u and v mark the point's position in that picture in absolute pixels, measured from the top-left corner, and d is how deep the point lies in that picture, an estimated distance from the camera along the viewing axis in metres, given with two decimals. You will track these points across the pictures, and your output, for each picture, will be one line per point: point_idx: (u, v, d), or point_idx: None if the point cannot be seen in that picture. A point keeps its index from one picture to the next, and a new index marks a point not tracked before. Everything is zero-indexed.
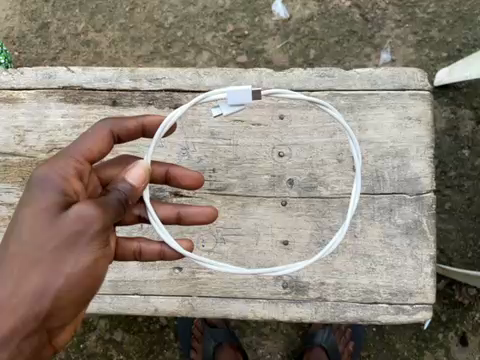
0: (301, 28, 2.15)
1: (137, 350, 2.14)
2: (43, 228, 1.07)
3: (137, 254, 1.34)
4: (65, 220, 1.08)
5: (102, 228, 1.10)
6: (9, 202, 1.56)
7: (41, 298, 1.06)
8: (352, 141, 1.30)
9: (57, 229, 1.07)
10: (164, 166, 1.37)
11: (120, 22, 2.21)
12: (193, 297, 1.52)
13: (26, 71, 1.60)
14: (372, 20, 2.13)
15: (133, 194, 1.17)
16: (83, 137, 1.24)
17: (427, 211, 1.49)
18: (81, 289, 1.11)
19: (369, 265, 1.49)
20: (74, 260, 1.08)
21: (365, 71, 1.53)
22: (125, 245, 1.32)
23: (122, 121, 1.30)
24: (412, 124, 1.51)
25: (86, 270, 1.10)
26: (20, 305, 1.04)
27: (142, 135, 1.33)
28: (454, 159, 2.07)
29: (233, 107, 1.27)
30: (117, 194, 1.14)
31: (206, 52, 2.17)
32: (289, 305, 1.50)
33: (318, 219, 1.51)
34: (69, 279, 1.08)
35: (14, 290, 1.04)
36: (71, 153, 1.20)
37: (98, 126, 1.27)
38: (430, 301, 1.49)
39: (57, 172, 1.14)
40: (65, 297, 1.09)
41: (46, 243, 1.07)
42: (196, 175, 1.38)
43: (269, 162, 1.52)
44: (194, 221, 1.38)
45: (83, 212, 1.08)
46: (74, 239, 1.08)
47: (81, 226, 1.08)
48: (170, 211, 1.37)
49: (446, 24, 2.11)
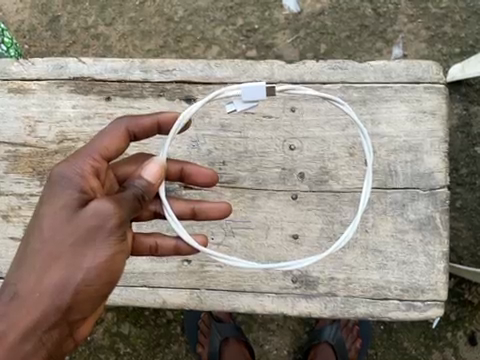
0: (312, 22, 2.13)
1: (144, 344, 2.13)
2: (62, 224, 1.10)
3: (154, 249, 1.32)
4: (82, 216, 1.09)
5: (118, 224, 1.10)
6: (20, 193, 1.56)
7: (60, 293, 1.08)
8: (364, 135, 1.30)
9: (74, 225, 1.09)
10: (179, 162, 1.36)
11: (130, 16, 2.20)
12: (202, 290, 1.51)
13: (36, 62, 1.59)
14: (385, 14, 2.11)
15: (150, 191, 1.17)
16: (100, 136, 1.22)
17: (440, 206, 1.48)
18: (102, 283, 1.11)
19: (380, 261, 1.48)
20: (92, 255, 1.09)
21: (379, 65, 1.51)
22: (140, 239, 1.31)
23: (139, 118, 1.27)
24: (427, 118, 1.49)
25: (105, 265, 1.10)
26: (40, 299, 1.07)
27: (158, 132, 1.30)
28: (466, 157, 2.05)
29: (246, 104, 1.28)
30: (133, 190, 1.14)
31: (215, 46, 2.16)
32: (298, 300, 1.49)
33: (328, 213, 1.49)
34: (88, 274, 1.09)
35: (35, 285, 1.08)
36: (88, 151, 1.19)
37: (114, 124, 1.25)
38: (442, 298, 1.47)
39: (76, 168, 1.14)
40: (85, 292, 1.09)
41: (64, 239, 1.09)
42: (211, 173, 1.37)
43: (280, 155, 1.51)
44: (209, 216, 1.37)
45: (100, 208, 1.09)
46: (92, 234, 1.09)
47: (98, 222, 1.09)
48: (186, 207, 1.36)
49: (460, 19, 2.08)
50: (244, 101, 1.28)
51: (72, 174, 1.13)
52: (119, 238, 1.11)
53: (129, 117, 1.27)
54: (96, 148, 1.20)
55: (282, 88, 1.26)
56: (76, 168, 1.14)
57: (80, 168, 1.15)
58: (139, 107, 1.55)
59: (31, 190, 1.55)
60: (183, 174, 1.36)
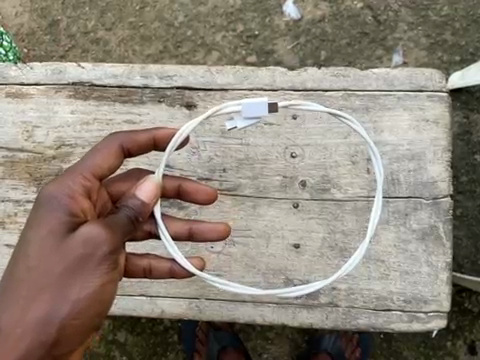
0: (312, 29, 2.11)
1: (140, 352, 2.10)
2: (51, 252, 1.06)
3: (148, 271, 1.31)
4: (72, 243, 1.06)
5: (109, 251, 1.07)
6: (16, 199, 1.54)
7: (47, 324, 1.03)
8: (376, 160, 1.29)
9: (63, 253, 1.06)
10: (177, 179, 1.34)
11: (129, 21, 2.18)
12: (201, 300, 1.49)
13: (35, 66, 1.57)
14: (385, 22, 2.09)
15: (144, 212, 1.15)
16: (94, 153, 1.21)
17: (444, 216, 1.46)
18: (89, 315, 1.07)
19: (383, 271, 1.46)
20: (81, 284, 1.05)
21: (381, 72, 1.49)
22: (135, 261, 1.30)
23: (135, 134, 1.26)
24: (430, 126, 1.47)
25: (94, 295, 1.07)
26: (27, 331, 1.02)
27: (154, 149, 1.29)
28: (466, 165, 2.03)
29: (248, 121, 1.27)
30: (126, 212, 1.13)
31: (215, 52, 2.14)
32: (299, 310, 1.47)
33: (330, 222, 1.47)
34: (76, 305, 1.05)
35: (21, 316, 1.03)
36: (81, 169, 1.18)
37: (109, 141, 1.24)
38: (445, 310, 1.45)
39: (66, 189, 1.13)
40: (74, 323, 1.05)
41: (53, 268, 1.05)
42: (210, 190, 1.35)
43: (281, 162, 1.49)
44: (205, 238, 1.35)
45: (90, 235, 1.06)
46: (81, 262, 1.06)
47: (88, 249, 1.06)
48: (182, 226, 1.34)
49: (460, 27, 2.07)
50: (245, 118, 1.26)
51: (62, 198, 1.11)
52: (110, 267, 1.08)
53: (125, 134, 1.26)
54: (88, 166, 1.19)
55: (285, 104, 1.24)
56: (65, 190, 1.13)
57: (71, 188, 1.14)
58: (139, 112, 1.53)
59: (28, 197, 1.54)
60: (180, 191, 1.34)
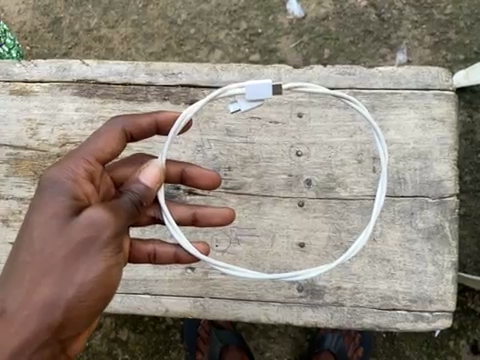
0: (316, 27, 2.10)
1: (142, 350, 2.09)
2: (54, 235, 1.06)
3: (152, 257, 1.30)
4: (75, 228, 1.05)
5: (113, 235, 1.06)
6: (20, 197, 1.53)
7: (52, 309, 1.04)
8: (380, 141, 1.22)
9: (66, 237, 1.05)
10: (181, 164, 1.34)
11: (132, 19, 2.17)
12: (205, 298, 1.48)
13: (39, 63, 1.56)
14: (389, 20, 2.08)
15: (148, 196, 1.14)
16: (96, 137, 1.20)
17: (450, 215, 1.45)
18: (95, 299, 1.07)
19: (388, 270, 1.45)
20: (85, 269, 1.05)
21: (388, 70, 1.48)
22: (138, 246, 1.29)
23: (137, 118, 1.24)
24: (436, 125, 1.46)
25: (99, 279, 1.06)
26: (31, 317, 1.03)
27: (157, 132, 1.27)
28: (470, 164, 2.03)
29: (251, 103, 1.21)
30: (130, 196, 1.11)
31: (218, 50, 2.13)
32: (303, 309, 1.46)
33: (336, 221, 1.47)
34: (80, 289, 1.05)
35: (25, 302, 1.03)
36: (83, 153, 1.17)
37: (110, 125, 1.23)
38: (451, 309, 1.44)
39: (69, 173, 1.12)
40: (78, 307, 1.05)
41: (56, 252, 1.05)
42: (213, 175, 1.34)
43: (286, 161, 1.48)
44: (210, 223, 1.34)
45: (93, 219, 1.05)
46: (84, 246, 1.05)
47: (90, 233, 1.05)
48: (186, 212, 1.33)
49: (464, 26, 2.06)
50: (248, 101, 1.20)
51: (65, 181, 1.10)
52: (114, 250, 1.07)
53: (127, 118, 1.24)
54: (91, 150, 1.17)
55: (289, 87, 1.18)
56: (68, 173, 1.11)
57: (73, 172, 1.12)
58: (144, 110, 1.52)
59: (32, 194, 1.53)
60: (184, 176, 1.34)
